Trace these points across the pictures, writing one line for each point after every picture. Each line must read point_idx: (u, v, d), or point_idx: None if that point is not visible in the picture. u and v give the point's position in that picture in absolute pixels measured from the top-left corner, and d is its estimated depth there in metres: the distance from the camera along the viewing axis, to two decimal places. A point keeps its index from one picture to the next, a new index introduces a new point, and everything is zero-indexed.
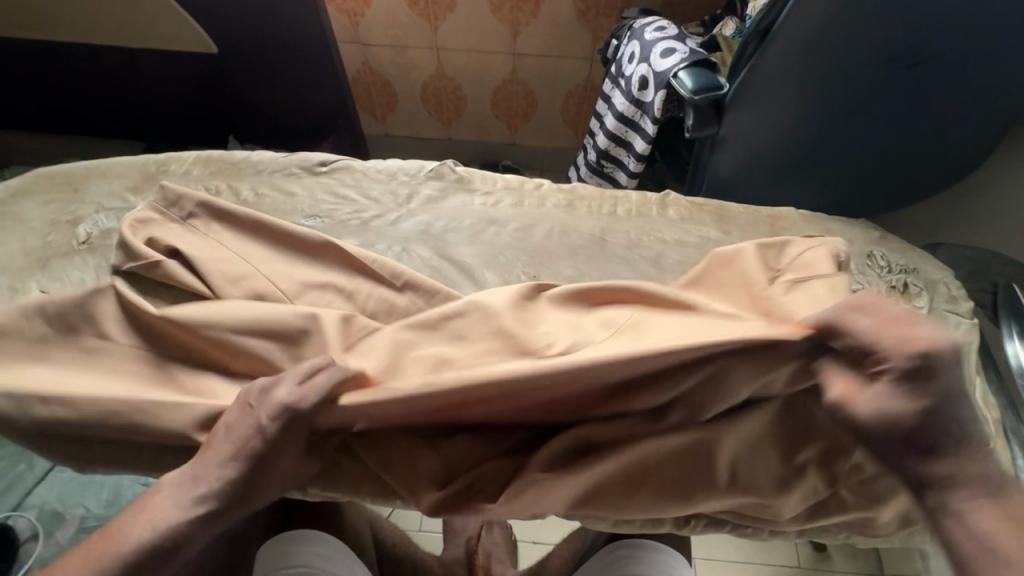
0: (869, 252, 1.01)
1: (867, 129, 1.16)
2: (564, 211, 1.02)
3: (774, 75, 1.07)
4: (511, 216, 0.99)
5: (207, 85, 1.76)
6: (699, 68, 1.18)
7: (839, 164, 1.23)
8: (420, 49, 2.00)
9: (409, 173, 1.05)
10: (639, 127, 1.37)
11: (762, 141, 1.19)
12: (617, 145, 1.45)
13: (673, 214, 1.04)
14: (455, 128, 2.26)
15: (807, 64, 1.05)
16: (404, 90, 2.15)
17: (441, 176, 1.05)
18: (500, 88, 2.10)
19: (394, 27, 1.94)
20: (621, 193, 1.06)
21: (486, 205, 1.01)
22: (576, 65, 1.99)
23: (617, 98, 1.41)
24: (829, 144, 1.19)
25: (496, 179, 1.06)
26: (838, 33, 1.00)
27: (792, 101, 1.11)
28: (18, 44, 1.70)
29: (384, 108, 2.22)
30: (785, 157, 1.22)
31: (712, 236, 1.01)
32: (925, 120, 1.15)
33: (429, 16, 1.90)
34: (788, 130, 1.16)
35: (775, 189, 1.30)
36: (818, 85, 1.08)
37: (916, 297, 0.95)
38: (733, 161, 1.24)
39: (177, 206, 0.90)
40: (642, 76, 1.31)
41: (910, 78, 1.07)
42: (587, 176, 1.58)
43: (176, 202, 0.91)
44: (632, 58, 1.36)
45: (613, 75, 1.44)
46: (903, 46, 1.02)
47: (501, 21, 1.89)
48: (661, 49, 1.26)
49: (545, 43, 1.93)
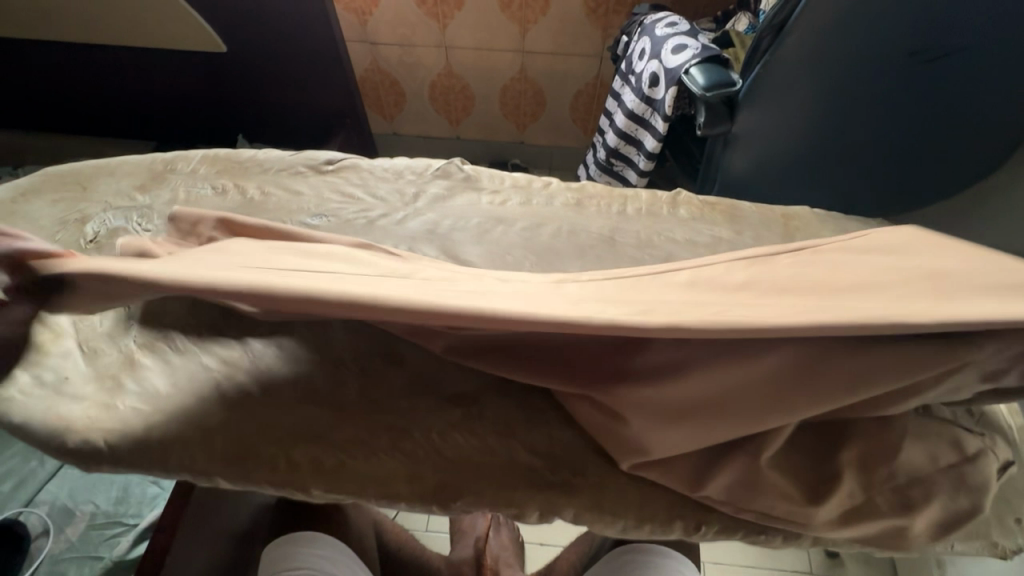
0: None
1: (885, 128, 1.13)
2: (573, 210, 1.00)
3: (789, 70, 1.05)
4: (519, 215, 0.98)
5: (216, 83, 1.77)
6: (711, 65, 1.16)
7: (857, 163, 1.20)
8: (428, 48, 1.99)
9: (416, 171, 1.04)
10: (649, 124, 1.35)
11: (776, 139, 1.17)
12: (627, 143, 1.43)
13: (684, 213, 1.02)
14: (463, 127, 2.25)
15: (824, 59, 1.02)
16: (412, 89, 2.14)
17: (449, 175, 1.04)
18: (509, 86, 2.08)
19: (402, 25, 1.93)
20: (630, 192, 1.05)
21: (493, 204, 1.00)
22: (586, 63, 1.96)
23: (627, 95, 1.39)
24: (846, 142, 1.16)
25: (504, 178, 1.05)
26: (855, 29, 0.97)
27: (808, 97, 1.09)
28: (31, 43, 1.72)
29: (392, 107, 2.22)
30: (799, 156, 1.20)
31: (724, 236, 0.99)
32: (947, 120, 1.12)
33: (438, 14, 1.89)
34: (804, 127, 1.14)
35: (789, 188, 1.27)
36: (835, 82, 1.06)
37: None
38: (747, 158, 1.22)
39: (194, 234, 0.82)
40: (652, 73, 1.29)
41: (932, 75, 1.04)
42: (596, 175, 1.57)
43: (194, 231, 0.82)
44: (642, 55, 1.34)
45: (624, 72, 1.42)
46: (925, 41, 0.99)
47: (510, 19, 1.87)
48: (672, 45, 1.24)
49: (555, 40, 1.91)
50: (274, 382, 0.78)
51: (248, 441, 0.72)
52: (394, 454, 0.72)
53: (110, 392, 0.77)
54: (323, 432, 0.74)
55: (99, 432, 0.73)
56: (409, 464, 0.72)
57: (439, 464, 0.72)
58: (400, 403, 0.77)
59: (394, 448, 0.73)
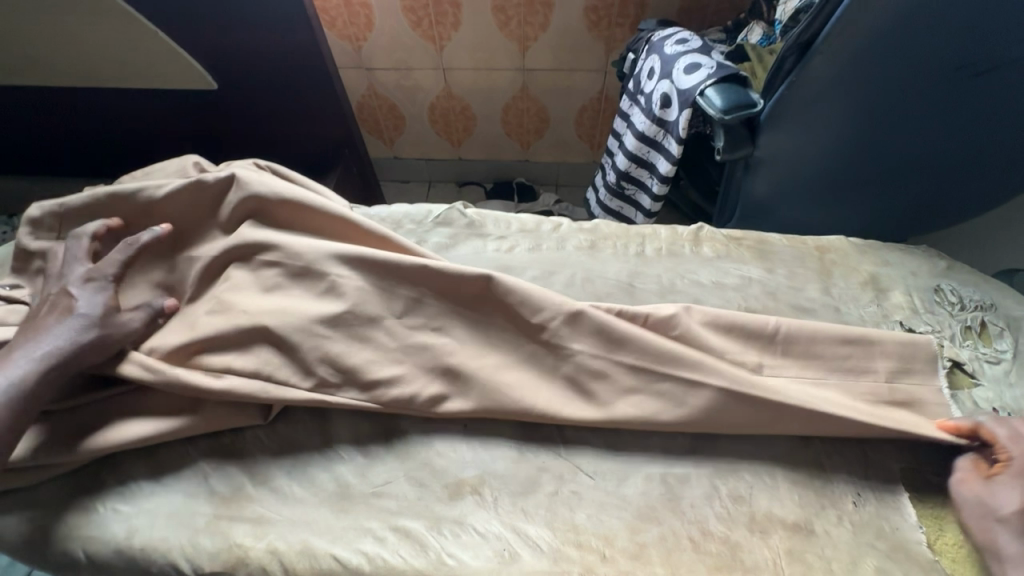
0: (936, 285, 0.89)
1: (928, 146, 1.03)
2: (586, 254, 0.92)
3: (815, 92, 0.97)
4: (528, 263, 0.90)
5: (202, 123, 1.69)
6: (728, 84, 1.07)
7: (894, 183, 1.10)
8: (426, 70, 1.92)
9: (415, 220, 0.96)
10: (662, 147, 1.26)
11: (803, 162, 1.08)
12: (639, 166, 1.35)
13: (707, 251, 0.93)
14: (465, 148, 2.19)
15: (854, 80, 0.94)
16: (412, 112, 2.07)
17: (450, 222, 0.96)
18: (510, 104, 2.01)
19: (398, 49, 1.86)
20: (648, 229, 0.96)
21: (500, 252, 0.92)
22: (590, 77, 1.88)
23: (636, 117, 1.31)
24: (879, 164, 1.06)
25: (510, 221, 0.97)
26: (890, 45, 0.88)
27: (837, 120, 1.00)
28: (9, 87, 1.64)
29: (392, 131, 2.16)
30: (828, 179, 1.10)
31: (754, 276, 0.90)
32: (993, 135, 1.01)
33: (433, 36, 1.81)
34: (832, 151, 1.05)
35: (817, 212, 1.18)
36: (868, 101, 0.97)
37: (996, 338, 0.83)
38: (771, 183, 1.14)
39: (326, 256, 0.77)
40: (663, 94, 1.20)
41: (976, 89, 0.94)
42: (606, 200, 1.49)
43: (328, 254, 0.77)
44: (652, 74, 1.26)
45: (632, 92, 1.34)
46: (968, 55, 0.89)
47: (508, 37, 1.80)
48: (684, 64, 1.16)
49: (556, 57, 1.83)
50: (268, 473, 0.71)
51: (240, 544, 0.65)
52: (402, 557, 0.65)
53: (85, 492, 0.70)
54: (322, 529, 0.67)
55: (78, 540, 0.66)
56: (418, 565, 0.64)
57: (448, 563, 0.64)
58: (407, 493, 0.70)
59: (401, 547, 0.65)
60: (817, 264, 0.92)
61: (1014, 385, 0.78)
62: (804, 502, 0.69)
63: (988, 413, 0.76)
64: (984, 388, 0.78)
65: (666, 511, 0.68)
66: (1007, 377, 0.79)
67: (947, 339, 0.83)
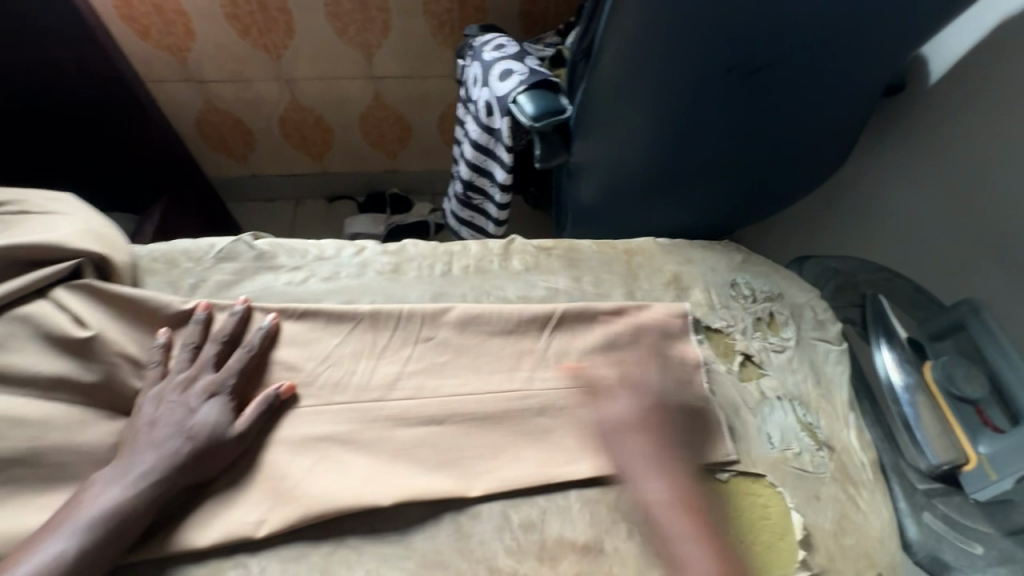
0: (732, 280, 0.92)
1: (724, 140, 1.07)
2: (388, 279, 0.87)
3: (609, 98, 0.96)
4: (322, 296, 0.83)
5: None
6: (538, 90, 1.06)
7: (705, 177, 1.14)
8: (266, 82, 1.77)
9: (194, 256, 0.86)
10: (495, 156, 1.24)
11: (618, 164, 1.09)
12: (479, 175, 1.32)
13: (517, 264, 0.91)
14: (328, 161, 2.08)
15: (643, 86, 0.93)
16: (260, 126, 1.92)
17: (236, 256, 0.86)
18: (367, 114, 1.91)
19: (228, 59, 1.69)
20: (458, 246, 0.92)
21: (293, 285, 0.84)
22: (443, 83, 1.83)
23: (469, 125, 1.27)
24: (688, 161, 1.10)
25: (306, 248, 0.89)
26: (665, 54, 0.88)
27: (637, 124, 1.01)
28: None
29: (242, 147, 1.99)
30: (645, 180, 1.13)
31: (561, 287, 0.88)
32: (779, 127, 1.07)
33: (266, 46, 1.66)
34: (640, 153, 1.06)
35: (641, 210, 1.21)
36: (662, 105, 0.97)
37: (782, 327, 0.88)
38: (594, 187, 1.14)
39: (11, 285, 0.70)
40: (486, 102, 1.17)
41: (755, 88, 0.97)
42: (456, 210, 1.45)
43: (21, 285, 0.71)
44: (475, 82, 1.22)
45: (463, 100, 1.30)
46: (740, 59, 0.91)
47: (349, 45, 1.68)
48: (499, 71, 1.14)
49: (404, 63, 1.76)
50: None
51: None
52: None
53: None
54: None
55: None
56: None
57: None
58: None
59: None
60: (625, 269, 0.92)
61: (795, 371, 0.83)
62: (594, 519, 0.68)
63: (772, 402, 0.80)
64: (770, 376, 0.83)
65: (452, 553, 0.64)
66: (789, 364, 0.84)
67: (739, 333, 0.86)
